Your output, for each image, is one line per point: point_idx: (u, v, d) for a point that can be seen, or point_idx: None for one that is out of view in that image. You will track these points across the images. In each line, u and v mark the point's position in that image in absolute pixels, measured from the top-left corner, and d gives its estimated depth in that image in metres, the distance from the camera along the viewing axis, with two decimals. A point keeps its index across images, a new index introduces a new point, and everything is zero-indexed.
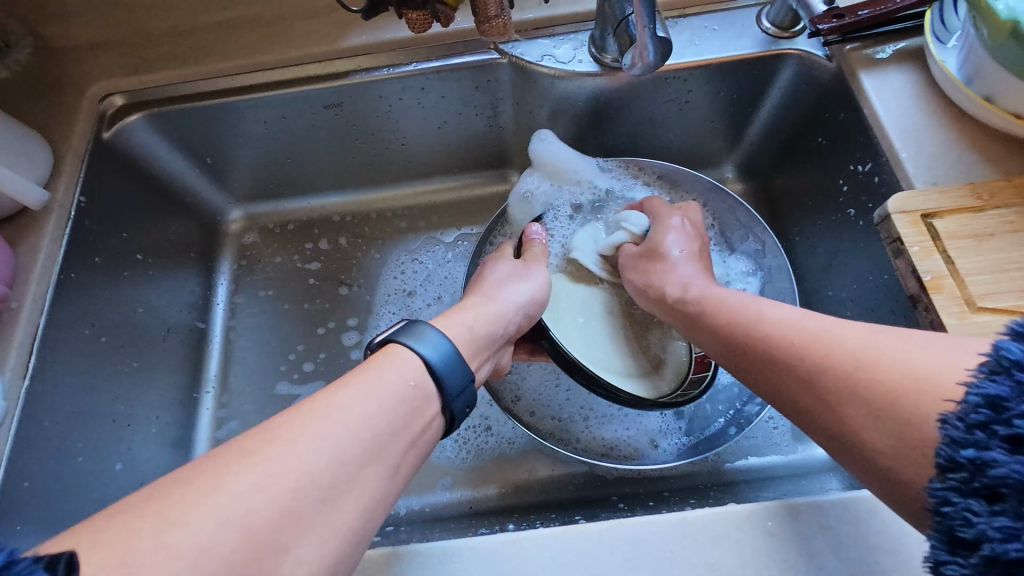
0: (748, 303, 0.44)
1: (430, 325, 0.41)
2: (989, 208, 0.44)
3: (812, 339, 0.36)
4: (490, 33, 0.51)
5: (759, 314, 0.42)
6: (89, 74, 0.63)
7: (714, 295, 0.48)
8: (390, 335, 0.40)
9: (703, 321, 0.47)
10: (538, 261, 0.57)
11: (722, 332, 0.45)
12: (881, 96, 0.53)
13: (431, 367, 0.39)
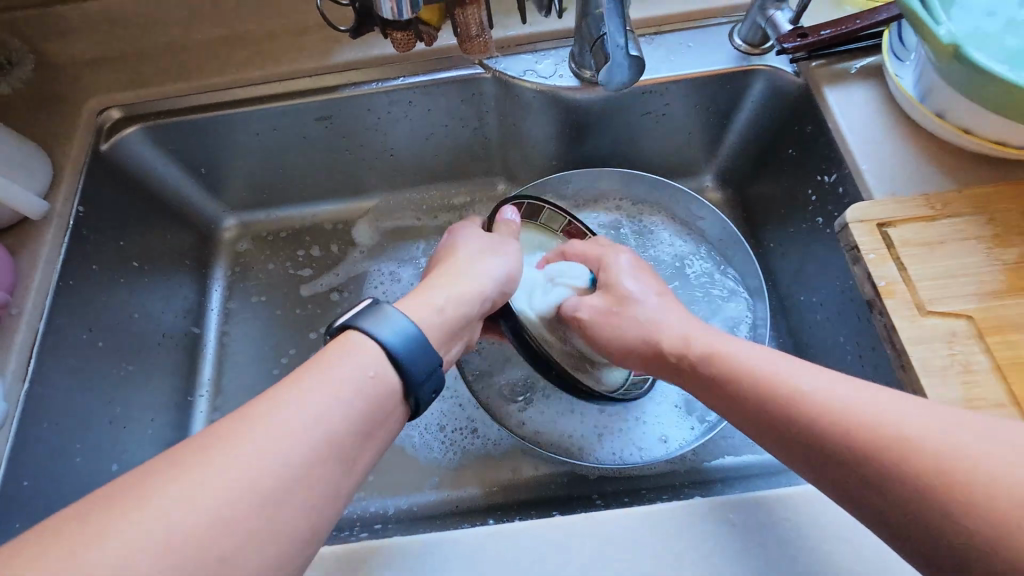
0: (777, 373, 0.39)
1: (389, 307, 0.41)
2: (941, 217, 0.46)
3: (880, 435, 0.33)
4: (472, 50, 0.53)
5: (796, 390, 0.37)
6: (87, 88, 0.66)
7: (727, 355, 0.42)
8: (347, 321, 0.40)
9: (720, 388, 0.42)
10: (509, 237, 0.58)
11: (754, 407, 0.39)
12: (844, 109, 0.55)
13: (392, 355, 0.39)
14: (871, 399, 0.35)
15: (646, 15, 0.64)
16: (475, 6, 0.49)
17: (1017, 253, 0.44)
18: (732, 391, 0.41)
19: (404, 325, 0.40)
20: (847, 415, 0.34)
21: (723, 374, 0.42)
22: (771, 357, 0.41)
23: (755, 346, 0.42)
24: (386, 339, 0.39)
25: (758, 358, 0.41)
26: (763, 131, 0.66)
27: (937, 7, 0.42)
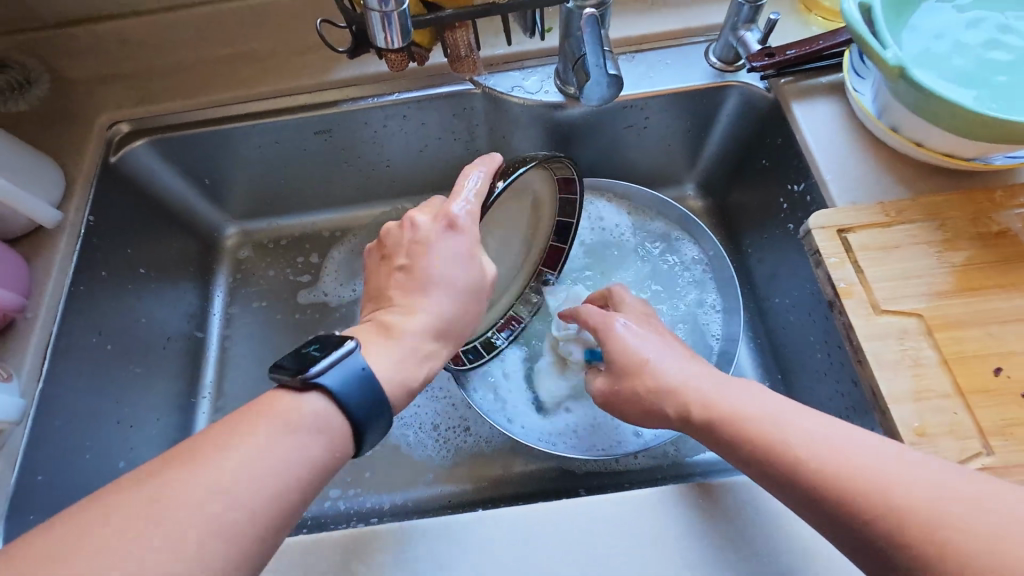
0: (800, 441, 0.37)
1: (354, 355, 0.38)
2: (896, 224, 0.50)
3: (878, 492, 0.33)
4: (463, 69, 0.57)
5: (825, 463, 0.35)
6: (98, 104, 0.70)
7: (745, 417, 0.39)
8: (308, 373, 0.36)
9: (740, 455, 0.39)
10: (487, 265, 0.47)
11: (779, 478, 0.37)
12: (809, 123, 0.59)
13: (347, 410, 0.37)
14: (899, 472, 0.33)
15: (626, 35, 0.68)
16: (464, 29, 0.53)
17: (966, 255, 0.48)
18: (756, 460, 0.38)
19: (367, 382, 0.38)
20: (877, 492, 0.33)
21: (742, 440, 0.39)
22: (792, 418, 0.38)
23: (772, 404, 0.39)
24: (345, 397, 0.37)
25: (778, 419, 0.38)
26: (740, 143, 0.70)
27: (886, 31, 0.46)
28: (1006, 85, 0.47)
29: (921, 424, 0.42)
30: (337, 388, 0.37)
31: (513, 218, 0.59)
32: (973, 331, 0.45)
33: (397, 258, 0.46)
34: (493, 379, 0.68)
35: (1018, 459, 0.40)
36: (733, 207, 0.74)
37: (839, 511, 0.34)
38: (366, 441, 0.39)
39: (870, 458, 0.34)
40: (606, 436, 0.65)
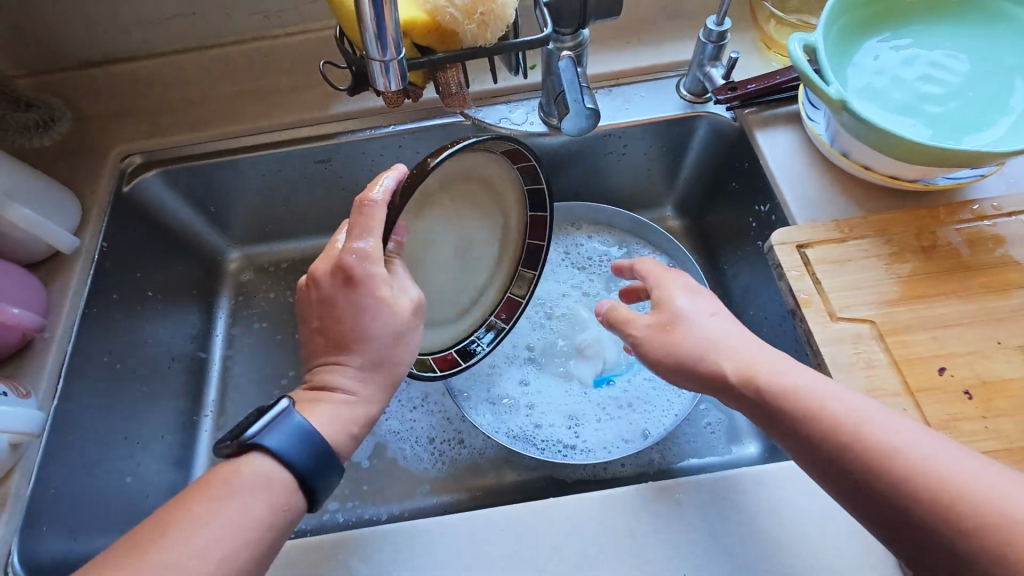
0: (860, 424, 0.38)
1: (292, 419, 0.42)
2: (849, 239, 0.55)
3: (916, 447, 0.37)
4: (454, 104, 0.62)
5: (883, 445, 0.37)
6: (112, 138, 0.75)
7: (809, 396, 0.40)
8: (249, 438, 0.41)
9: (796, 430, 0.40)
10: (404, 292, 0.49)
11: (833, 455, 0.38)
12: (771, 149, 0.64)
13: (291, 467, 0.41)
14: (953, 460, 0.36)
15: (603, 71, 0.74)
16: (455, 70, 0.58)
17: (911, 267, 0.53)
18: (811, 438, 0.39)
19: (306, 442, 0.42)
20: (931, 476, 0.35)
21: (807, 416, 0.40)
22: (851, 402, 0.40)
23: (833, 386, 0.41)
24: (287, 456, 0.41)
25: (838, 400, 0.40)
26: (712, 167, 0.75)
27: (828, 71, 0.52)
28: (939, 115, 0.53)
29: None
30: (279, 449, 0.41)
31: (469, 208, 0.57)
32: (919, 335, 0.49)
33: (311, 320, 0.49)
34: (505, 401, 0.71)
35: None
36: (709, 227, 0.79)
37: (890, 491, 0.36)
38: (316, 491, 0.43)
39: (923, 444, 0.37)
40: (616, 436, 0.68)
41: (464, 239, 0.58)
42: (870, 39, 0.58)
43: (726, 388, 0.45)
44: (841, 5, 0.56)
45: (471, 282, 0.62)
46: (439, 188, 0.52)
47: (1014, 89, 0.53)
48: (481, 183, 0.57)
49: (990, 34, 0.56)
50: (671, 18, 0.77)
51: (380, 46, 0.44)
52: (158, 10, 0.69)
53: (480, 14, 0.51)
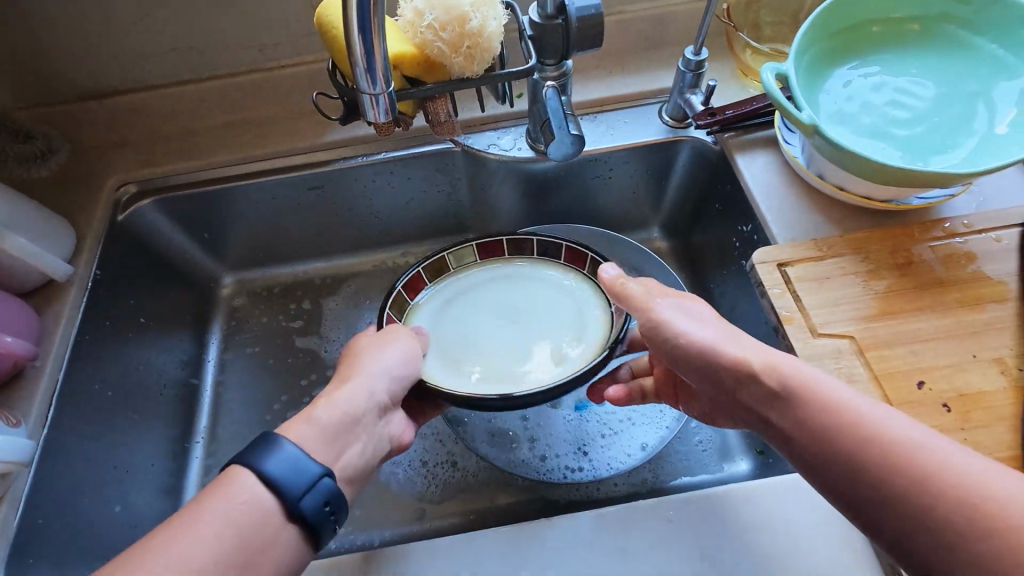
0: (871, 420, 0.37)
1: (287, 447, 0.42)
2: (827, 257, 0.56)
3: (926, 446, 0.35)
4: (443, 132, 0.64)
5: (892, 441, 0.35)
6: (107, 168, 0.76)
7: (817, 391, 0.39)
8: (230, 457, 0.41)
9: (802, 426, 0.39)
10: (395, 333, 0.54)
11: (842, 452, 0.36)
12: (751, 172, 0.67)
13: (268, 480, 0.40)
14: (963, 458, 0.34)
15: (587, 98, 0.77)
16: (444, 100, 0.60)
17: (887, 283, 0.54)
18: (820, 435, 0.38)
19: (302, 474, 0.41)
20: (942, 473, 0.34)
21: (815, 409, 0.38)
22: (859, 398, 0.38)
23: (839, 381, 0.39)
24: (266, 469, 0.41)
25: (846, 395, 0.38)
26: (696, 190, 0.77)
27: (800, 97, 0.54)
28: (907, 139, 0.56)
29: None
30: (274, 476, 0.40)
31: (496, 293, 0.63)
32: (898, 350, 0.50)
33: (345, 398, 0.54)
34: (509, 434, 0.72)
35: None
36: (695, 247, 0.80)
37: (903, 489, 0.34)
38: (299, 504, 0.40)
39: (933, 442, 0.35)
40: (614, 453, 0.70)
41: (506, 314, 0.61)
42: (839, 67, 0.60)
43: (729, 383, 0.43)
44: (809, 36, 0.59)
45: (551, 334, 0.59)
46: (439, 300, 0.63)
47: (976, 113, 0.56)
48: (484, 275, 0.64)
49: (952, 62, 0.59)
50: (652, 49, 0.80)
51: (369, 79, 0.46)
52: (156, 44, 0.72)
53: (467, 48, 0.53)
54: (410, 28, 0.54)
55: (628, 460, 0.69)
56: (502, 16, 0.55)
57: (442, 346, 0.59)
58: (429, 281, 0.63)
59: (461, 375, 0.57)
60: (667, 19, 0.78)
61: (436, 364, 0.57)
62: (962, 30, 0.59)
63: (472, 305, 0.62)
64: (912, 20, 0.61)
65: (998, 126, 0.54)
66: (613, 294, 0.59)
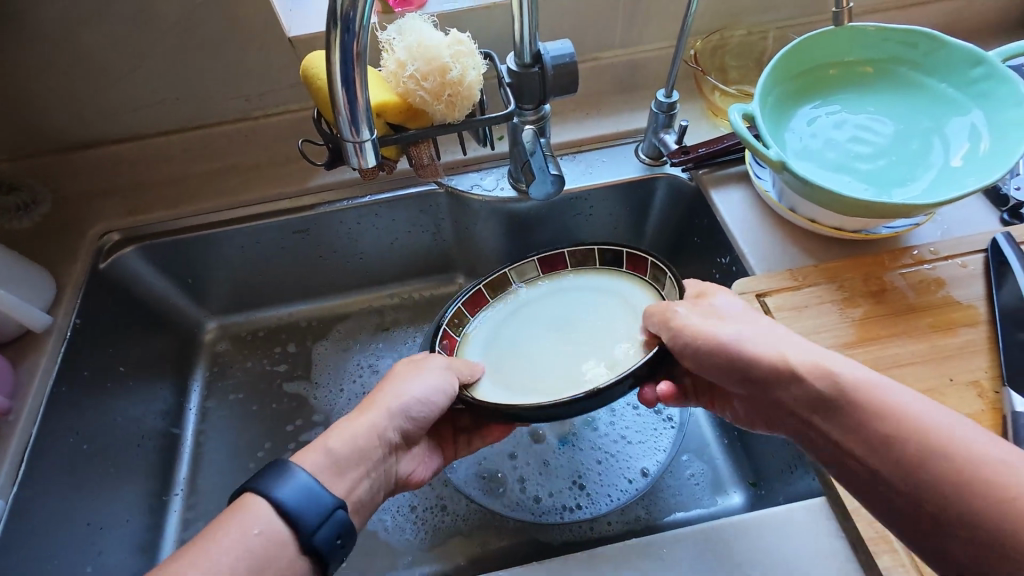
0: (938, 430, 0.36)
1: (311, 477, 0.43)
2: (803, 286, 0.58)
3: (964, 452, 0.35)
4: (426, 175, 0.65)
5: (961, 453, 0.35)
6: (90, 217, 0.76)
7: (853, 404, 0.39)
8: (251, 480, 0.42)
9: (866, 441, 0.38)
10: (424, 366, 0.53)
11: (914, 469, 0.36)
12: (726, 207, 0.69)
13: (283, 512, 0.41)
14: None
15: (566, 140, 0.80)
16: (427, 144, 0.62)
17: (862, 310, 0.56)
18: (883, 451, 0.37)
19: (325, 506, 0.42)
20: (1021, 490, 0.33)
21: (850, 420, 0.39)
22: (926, 409, 0.37)
23: (904, 389, 0.39)
24: (286, 502, 0.41)
25: (915, 407, 0.38)
26: (675, 223, 0.79)
27: (768, 136, 0.57)
28: (870, 172, 0.59)
29: None
30: (294, 507, 0.41)
31: (559, 304, 0.64)
32: None
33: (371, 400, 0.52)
34: (499, 476, 0.71)
35: None
36: None
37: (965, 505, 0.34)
38: (314, 539, 0.41)
39: (1013, 459, 0.34)
40: (609, 484, 0.70)
41: (563, 325, 0.62)
42: (803, 106, 0.64)
43: (762, 382, 0.44)
44: (772, 79, 0.62)
45: (611, 344, 0.58)
46: (502, 313, 0.65)
47: (932, 147, 0.59)
48: (551, 289, 0.66)
49: (907, 100, 0.63)
50: (626, 92, 0.84)
51: (352, 126, 0.47)
52: (143, 97, 0.73)
53: (448, 96, 0.55)
54: (393, 78, 0.56)
55: (621, 496, 0.69)
56: (481, 65, 0.57)
57: (501, 354, 0.61)
58: (490, 298, 0.65)
59: (515, 380, 0.57)
60: (640, 64, 0.82)
61: (492, 369, 0.59)
62: (911, 71, 0.64)
63: (537, 308, 0.64)
64: (865, 63, 0.65)
65: (953, 159, 0.57)
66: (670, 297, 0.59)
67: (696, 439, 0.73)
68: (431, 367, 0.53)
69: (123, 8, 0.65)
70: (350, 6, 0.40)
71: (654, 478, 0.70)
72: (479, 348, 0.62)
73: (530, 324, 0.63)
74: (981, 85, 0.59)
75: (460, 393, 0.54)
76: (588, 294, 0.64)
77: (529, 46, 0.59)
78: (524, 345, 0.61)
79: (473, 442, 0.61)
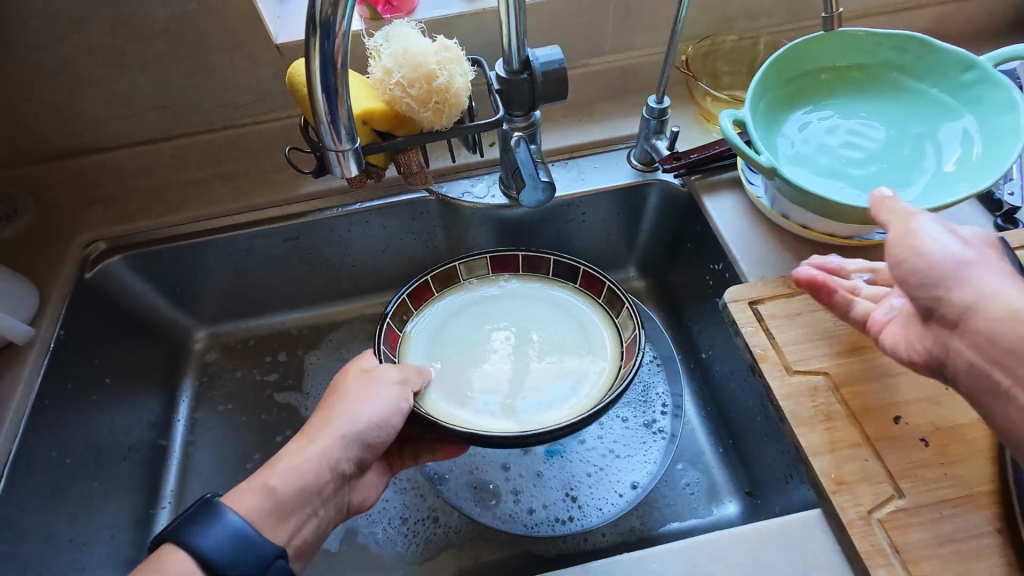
0: None
1: (241, 525, 0.42)
2: (797, 293, 0.57)
3: None
4: (415, 182, 0.64)
5: None
6: (76, 226, 0.75)
7: None
8: (173, 531, 0.41)
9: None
10: (376, 384, 0.52)
11: None
12: (718, 213, 0.68)
13: (207, 567, 0.40)
14: None
15: (558, 146, 0.79)
16: (416, 152, 0.61)
17: None
18: None
19: (255, 557, 0.41)
20: None
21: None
22: None
23: None
24: (211, 556, 0.40)
25: None
26: (668, 229, 0.79)
27: (758, 142, 0.56)
28: (863, 178, 0.58)
29: (839, 474, 0.47)
30: (220, 562, 0.40)
31: (511, 313, 0.63)
32: (872, 385, 0.51)
33: (317, 414, 0.52)
34: (490, 487, 0.70)
35: (923, 499, 0.45)
36: (672, 285, 0.81)
37: None
38: None
39: None
40: (601, 497, 0.69)
41: (517, 336, 0.61)
42: (795, 111, 0.63)
43: (951, 319, 0.38)
44: (764, 84, 0.62)
45: (565, 365, 0.59)
46: (452, 308, 0.64)
47: (926, 153, 0.58)
48: (505, 293, 0.65)
49: (899, 105, 0.62)
50: (618, 97, 0.84)
51: (334, 134, 0.46)
52: (129, 105, 0.72)
53: (435, 103, 0.55)
54: (380, 85, 0.55)
55: (615, 507, 0.68)
56: (469, 72, 0.57)
57: (444, 352, 0.60)
58: (437, 291, 0.64)
59: (465, 391, 0.57)
60: (632, 69, 0.81)
61: (433, 369, 0.59)
62: (902, 76, 0.63)
63: (487, 313, 0.63)
64: (858, 67, 0.64)
65: (946, 164, 0.57)
66: (625, 329, 0.59)
67: (691, 446, 0.73)
68: (383, 385, 0.52)
69: (109, 16, 0.64)
70: (330, 13, 0.39)
71: (646, 490, 0.69)
72: (427, 346, 0.61)
73: (481, 332, 0.62)
74: (974, 90, 0.58)
75: (415, 407, 0.53)
76: (542, 305, 0.64)
77: (517, 52, 0.58)
78: (474, 354, 0.60)
79: (421, 456, 0.62)
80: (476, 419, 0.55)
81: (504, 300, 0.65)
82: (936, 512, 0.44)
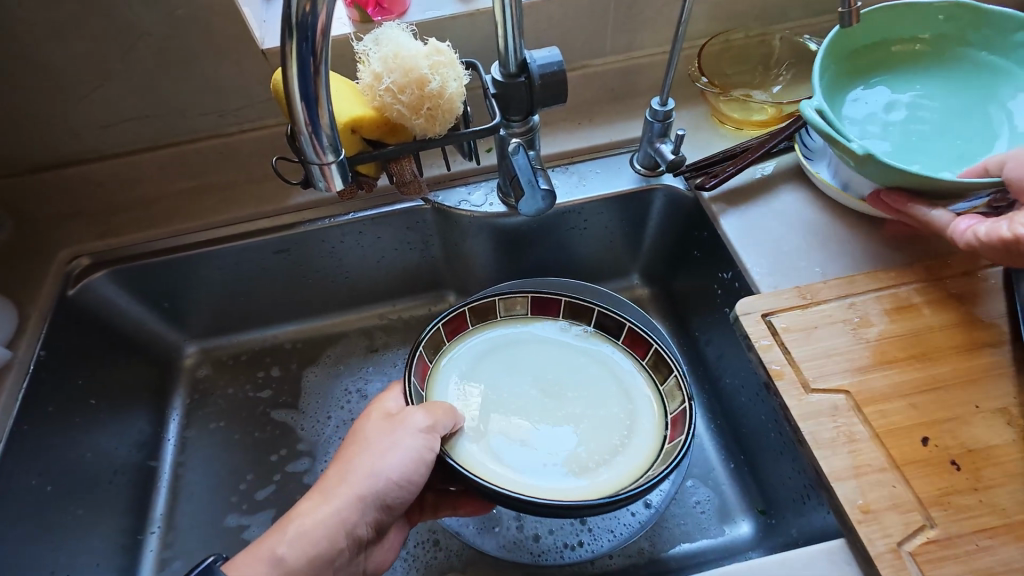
0: None
1: None
2: (813, 305, 0.54)
3: None
4: (410, 192, 0.61)
5: None
6: (59, 241, 0.73)
7: None
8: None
9: None
10: (397, 431, 0.50)
11: None
12: (730, 226, 0.65)
13: None
14: None
15: (557, 151, 0.76)
16: (408, 160, 0.58)
17: (879, 330, 0.52)
18: None
19: None
20: None
21: None
22: None
23: None
24: None
25: None
26: (674, 237, 0.76)
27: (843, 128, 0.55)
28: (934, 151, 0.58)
29: (864, 501, 0.43)
30: None
31: (549, 359, 0.60)
32: (896, 404, 0.48)
33: (334, 466, 0.50)
34: (494, 515, 0.66)
35: (957, 530, 0.42)
36: (678, 293, 0.77)
37: None
38: None
39: None
40: (612, 517, 0.65)
41: (554, 386, 0.58)
42: (856, 89, 0.63)
43: None
44: (825, 60, 0.61)
45: (601, 432, 0.55)
46: (487, 346, 0.61)
47: (992, 120, 0.58)
48: (544, 337, 0.62)
49: (955, 74, 0.62)
50: (620, 99, 0.81)
51: (317, 146, 0.44)
52: (110, 115, 0.69)
53: (428, 109, 0.52)
54: (369, 91, 0.53)
55: (625, 530, 0.64)
56: (462, 75, 0.53)
57: (478, 392, 0.57)
58: (471, 323, 0.61)
59: (491, 435, 0.54)
60: (634, 70, 0.78)
61: (463, 411, 0.56)
62: (953, 47, 0.64)
63: (522, 354, 0.61)
64: (914, 40, 0.64)
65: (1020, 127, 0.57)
66: (671, 400, 0.56)
67: (701, 461, 0.69)
68: (404, 435, 0.49)
69: (85, 23, 0.61)
70: (308, 12, 0.36)
71: (659, 509, 0.65)
72: (455, 376, 0.58)
73: (516, 375, 0.59)
74: None
75: (440, 453, 0.50)
76: (582, 359, 0.60)
77: (514, 55, 0.55)
78: (508, 397, 0.57)
79: (441, 510, 0.61)
80: (497, 471, 0.52)
81: (545, 346, 0.61)
82: (971, 544, 0.41)
